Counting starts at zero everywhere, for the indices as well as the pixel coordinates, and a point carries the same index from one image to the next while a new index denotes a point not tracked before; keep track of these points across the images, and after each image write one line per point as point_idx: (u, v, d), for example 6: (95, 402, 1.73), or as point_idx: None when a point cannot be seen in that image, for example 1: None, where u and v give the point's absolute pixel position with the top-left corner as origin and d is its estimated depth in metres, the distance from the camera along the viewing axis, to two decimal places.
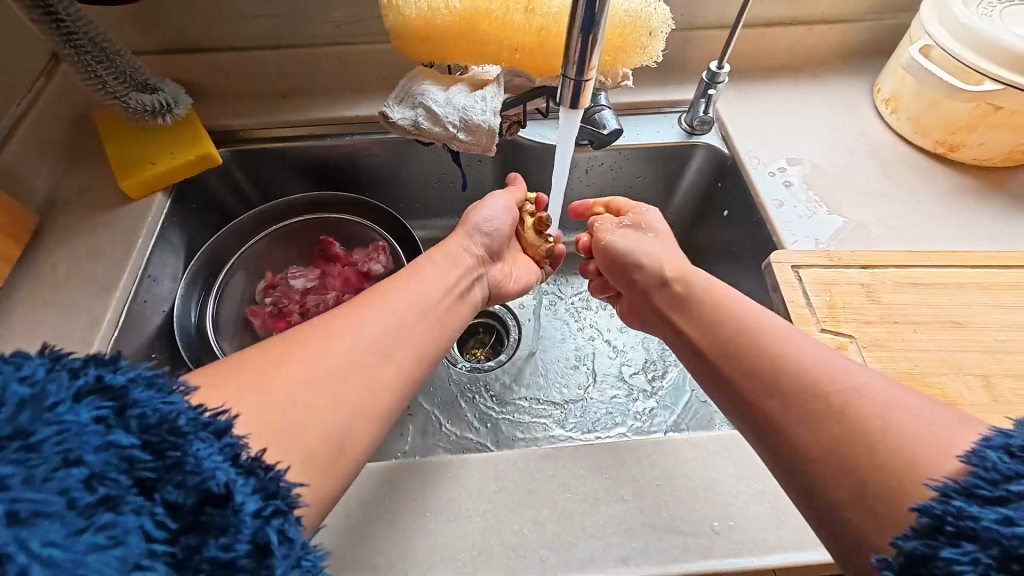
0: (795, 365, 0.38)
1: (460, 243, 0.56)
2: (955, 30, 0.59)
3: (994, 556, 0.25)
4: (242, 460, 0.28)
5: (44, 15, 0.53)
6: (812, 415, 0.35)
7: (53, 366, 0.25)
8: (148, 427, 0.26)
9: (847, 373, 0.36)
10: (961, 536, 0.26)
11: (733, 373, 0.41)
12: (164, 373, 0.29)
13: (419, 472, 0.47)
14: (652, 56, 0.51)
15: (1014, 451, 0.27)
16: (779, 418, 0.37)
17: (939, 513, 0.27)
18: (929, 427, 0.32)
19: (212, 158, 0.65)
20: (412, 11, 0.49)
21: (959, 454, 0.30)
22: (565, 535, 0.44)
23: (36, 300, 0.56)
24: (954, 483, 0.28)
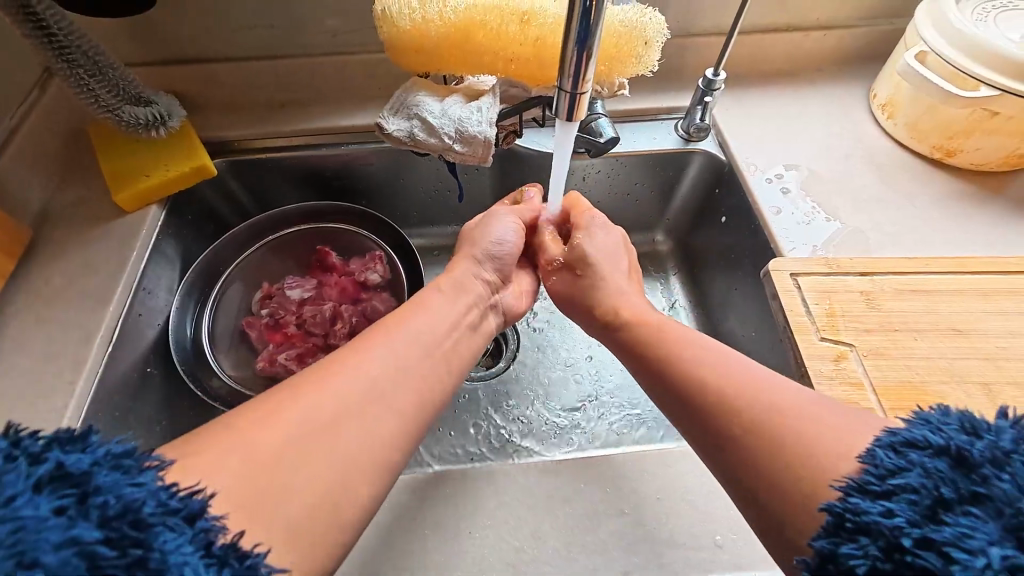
0: (715, 381, 0.40)
1: (468, 269, 0.56)
2: (950, 36, 0.59)
3: (881, 547, 0.27)
4: (215, 549, 0.27)
5: (34, 29, 0.52)
6: (731, 430, 0.37)
7: (12, 453, 0.25)
8: (108, 520, 0.24)
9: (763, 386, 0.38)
10: (857, 532, 0.28)
11: (664, 391, 0.44)
12: (133, 451, 0.27)
13: (416, 488, 0.47)
14: (648, 65, 0.50)
15: (897, 447, 0.30)
16: (704, 434, 0.39)
17: (838, 511, 0.29)
18: (834, 433, 0.34)
19: (206, 170, 0.64)
20: (406, 23, 0.49)
21: (857, 457, 0.32)
22: (566, 550, 0.43)
23: (29, 316, 0.56)
24: (851, 481, 0.30)
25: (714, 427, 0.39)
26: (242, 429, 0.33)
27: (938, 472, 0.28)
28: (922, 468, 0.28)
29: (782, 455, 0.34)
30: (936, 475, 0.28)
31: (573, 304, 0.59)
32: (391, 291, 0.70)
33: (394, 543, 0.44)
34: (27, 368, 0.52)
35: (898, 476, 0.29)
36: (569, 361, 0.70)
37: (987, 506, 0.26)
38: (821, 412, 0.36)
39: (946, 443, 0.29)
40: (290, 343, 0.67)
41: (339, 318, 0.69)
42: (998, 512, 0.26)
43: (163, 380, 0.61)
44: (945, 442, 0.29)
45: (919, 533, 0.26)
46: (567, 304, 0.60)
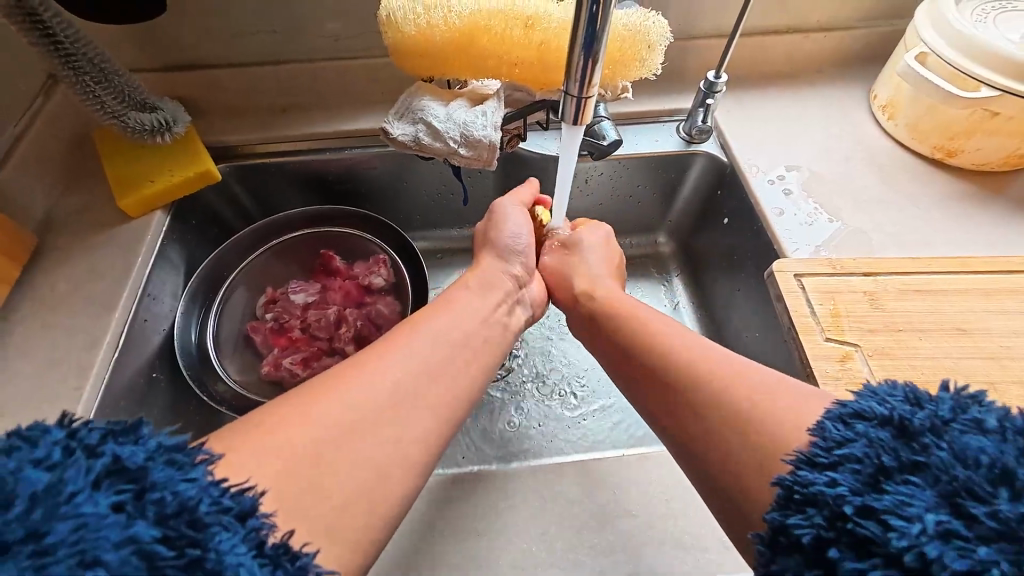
0: (680, 362, 0.41)
1: (497, 267, 0.56)
2: (950, 36, 0.59)
3: (826, 517, 0.27)
4: (266, 549, 0.27)
5: (41, 37, 0.53)
6: (692, 408, 0.38)
7: (71, 447, 0.25)
8: (165, 517, 0.24)
9: (724, 366, 0.39)
10: (805, 502, 0.28)
11: (634, 376, 0.44)
12: (186, 447, 0.28)
13: (425, 492, 0.47)
14: (652, 68, 0.51)
15: (846, 419, 0.30)
16: (666, 414, 0.40)
17: (788, 483, 0.30)
18: (789, 406, 0.34)
19: (211, 175, 0.65)
20: (411, 28, 0.49)
21: (808, 428, 0.32)
22: (574, 552, 0.44)
23: (35, 322, 0.56)
24: (801, 454, 0.30)
25: (676, 407, 0.39)
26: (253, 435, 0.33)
27: (882, 443, 0.28)
28: (867, 439, 0.29)
29: (733, 431, 0.35)
30: (880, 445, 0.28)
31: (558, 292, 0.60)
32: (395, 294, 0.70)
33: (408, 551, 0.44)
34: (34, 374, 0.53)
35: (844, 446, 0.29)
36: (572, 363, 0.71)
37: (926, 475, 0.26)
38: (780, 387, 0.36)
39: (891, 415, 0.29)
40: (295, 347, 0.67)
41: (344, 322, 0.69)
42: (937, 479, 0.26)
43: (168, 386, 0.62)
44: (889, 413, 0.29)
45: (861, 502, 0.27)
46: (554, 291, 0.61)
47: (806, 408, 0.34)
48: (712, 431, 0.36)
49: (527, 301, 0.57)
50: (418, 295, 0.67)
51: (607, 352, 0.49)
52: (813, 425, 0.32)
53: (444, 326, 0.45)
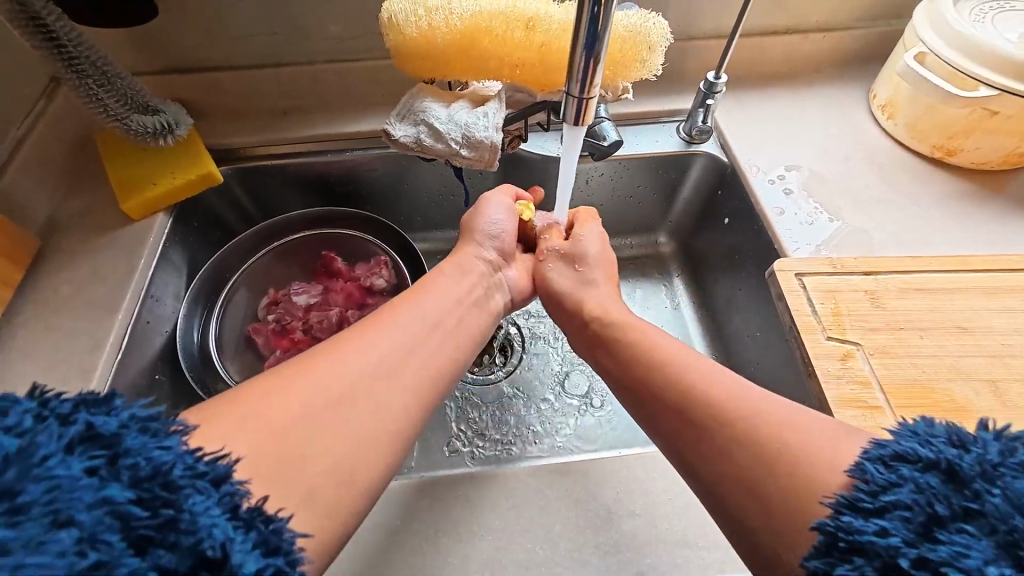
0: (708, 395, 0.39)
1: (471, 251, 0.56)
2: (948, 36, 0.60)
3: (877, 567, 0.27)
4: (241, 512, 0.27)
5: (45, 40, 0.53)
6: (722, 444, 0.37)
7: (42, 413, 0.25)
8: (140, 481, 0.25)
9: (751, 399, 0.38)
10: (850, 551, 0.29)
11: (652, 407, 0.43)
12: (160, 416, 0.28)
13: (428, 489, 0.47)
14: (652, 69, 0.51)
15: (887, 462, 0.31)
16: (693, 449, 0.38)
17: (830, 529, 0.30)
18: (822, 445, 0.34)
19: (213, 177, 0.65)
20: (412, 30, 0.49)
21: (846, 470, 0.32)
22: (578, 552, 0.44)
23: (38, 324, 0.56)
24: (843, 497, 0.30)
25: (705, 442, 0.38)
26: None
27: (930, 488, 0.28)
28: (913, 483, 0.29)
29: (768, 471, 0.34)
30: (928, 490, 0.28)
31: (558, 309, 0.58)
32: (397, 295, 0.70)
33: (396, 527, 0.45)
34: (37, 376, 0.53)
35: (890, 491, 0.29)
36: (574, 362, 0.71)
37: (980, 523, 0.26)
38: (810, 423, 0.36)
39: (937, 458, 0.29)
40: (297, 349, 0.67)
41: (346, 323, 0.69)
42: (992, 528, 0.26)
43: (170, 388, 0.62)
44: (935, 456, 0.29)
45: (915, 553, 0.27)
46: (552, 305, 0.59)
47: (840, 448, 0.34)
48: (746, 470, 0.35)
49: (505, 283, 0.57)
50: None
51: (618, 378, 0.47)
52: (852, 467, 0.32)
53: (423, 307, 0.45)
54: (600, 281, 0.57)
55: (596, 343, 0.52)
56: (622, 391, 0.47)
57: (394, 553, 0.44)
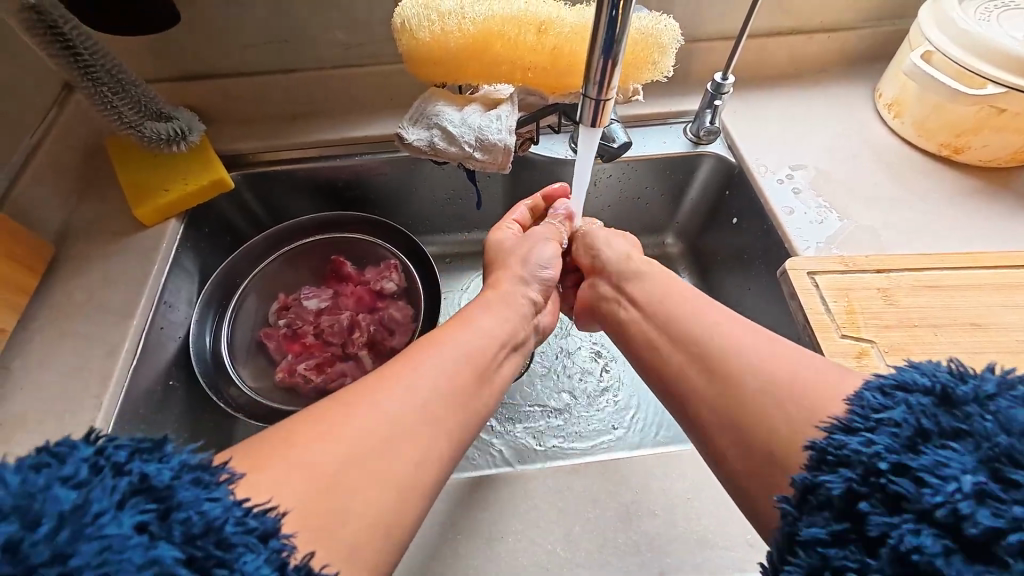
0: (712, 336, 0.41)
1: (516, 285, 0.56)
2: (954, 34, 0.60)
3: (858, 474, 0.28)
4: (288, 570, 0.27)
5: (61, 49, 0.53)
6: (723, 380, 0.38)
7: (97, 464, 0.26)
8: (192, 537, 0.25)
9: (754, 344, 0.39)
10: (837, 464, 0.29)
11: (661, 355, 0.44)
12: (208, 466, 0.28)
13: (449, 491, 0.47)
14: (663, 71, 0.51)
15: (886, 389, 0.31)
16: (697, 384, 0.40)
17: (822, 446, 0.30)
18: (822, 382, 0.35)
19: (224, 183, 0.65)
20: (425, 34, 0.49)
21: (843, 398, 0.33)
22: (599, 553, 0.44)
23: (53, 331, 0.56)
24: (837, 421, 0.31)
25: (707, 379, 0.39)
26: (297, 442, 0.33)
27: (921, 408, 0.28)
28: (906, 405, 0.29)
29: (763, 408, 0.36)
30: (919, 410, 0.28)
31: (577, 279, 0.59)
32: (408, 299, 0.70)
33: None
34: (53, 384, 0.53)
35: (882, 413, 0.29)
36: (584, 364, 0.71)
37: (967, 441, 0.26)
38: (809, 360, 0.37)
39: (933, 384, 0.29)
40: (309, 353, 0.68)
41: (357, 327, 0.69)
42: (978, 445, 0.26)
43: (184, 394, 0.62)
44: (932, 383, 0.29)
45: (896, 460, 0.27)
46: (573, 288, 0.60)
47: (836, 381, 0.34)
48: (745, 412, 0.36)
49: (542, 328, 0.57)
50: (431, 298, 0.67)
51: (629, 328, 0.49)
52: (848, 396, 0.33)
53: (475, 334, 0.46)
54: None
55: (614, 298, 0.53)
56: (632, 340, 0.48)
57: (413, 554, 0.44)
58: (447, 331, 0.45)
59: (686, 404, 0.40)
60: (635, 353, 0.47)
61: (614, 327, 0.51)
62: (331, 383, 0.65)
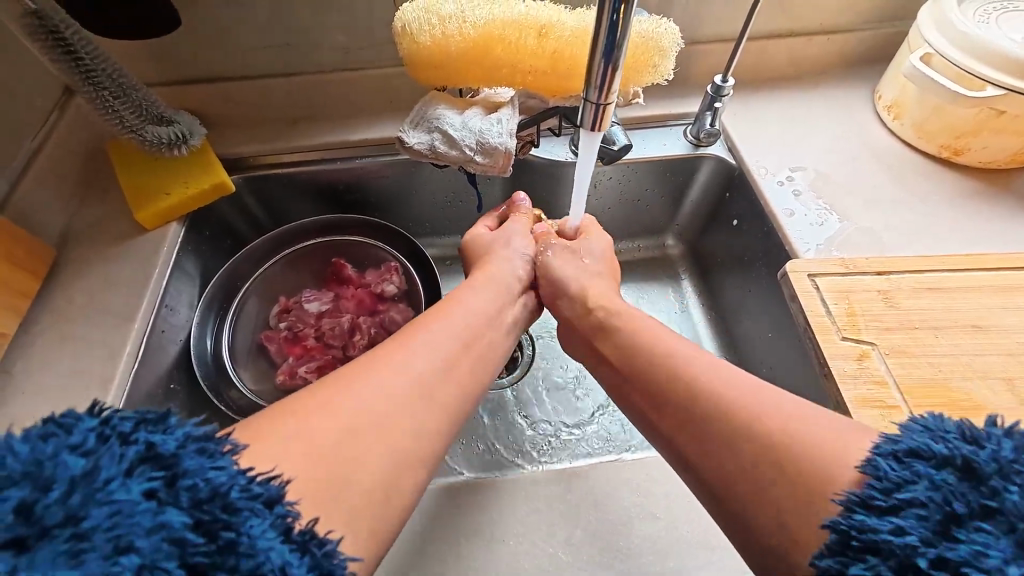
0: (713, 392, 0.39)
1: (501, 267, 0.57)
2: (953, 36, 0.60)
3: (893, 567, 0.27)
4: (294, 535, 0.27)
5: (63, 54, 0.53)
6: (728, 440, 0.37)
7: (103, 431, 0.26)
8: (199, 503, 0.25)
9: (754, 399, 0.38)
10: (865, 550, 0.28)
11: (658, 407, 0.42)
12: (213, 436, 0.28)
13: (450, 494, 0.47)
14: (663, 74, 0.52)
15: (902, 458, 0.30)
16: (701, 442, 0.38)
17: (844, 528, 0.29)
18: (830, 442, 0.34)
19: (225, 186, 0.65)
20: (425, 39, 0.50)
21: (856, 463, 0.32)
22: (601, 556, 0.44)
23: (54, 334, 0.56)
24: (856, 497, 0.30)
25: (710, 437, 0.38)
26: (293, 422, 0.33)
27: (946, 485, 0.28)
28: (928, 480, 0.29)
29: (771, 471, 0.34)
30: (944, 487, 0.28)
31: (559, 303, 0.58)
32: (409, 301, 0.70)
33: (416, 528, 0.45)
34: (54, 387, 0.53)
35: (904, 490, 0.29)
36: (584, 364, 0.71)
37: (998, 521, 0.26)
38: (809, 414, 0.36)
39: (952, 454, 0.29)
40: (310, 356, 0.68)
41: (358, 330, 0.69)
42: (1010, 526, 0.26)
43: (185, 397, 0.62)
44: (949, 453, 0.29)
45: (934, 553, 0.26)
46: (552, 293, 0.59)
47: (843, 440, 0.34)
48: (754, 476, 0.35)
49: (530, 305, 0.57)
50: (432, 301, 0.67)
51: (622, 373, 0.47)
52: (862, 462, 0.32)
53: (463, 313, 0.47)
54: (605, 273, 0.59)
55: (599, 332, 0.52)
56: (625, 383, 0.47)
57: (415, 556, 0.44)
58: (423, 318, 0.45)
59: (689, 459, 0.39)
60: (629, 402, 0.46)
61: (605, 367, 0.50)
62: None
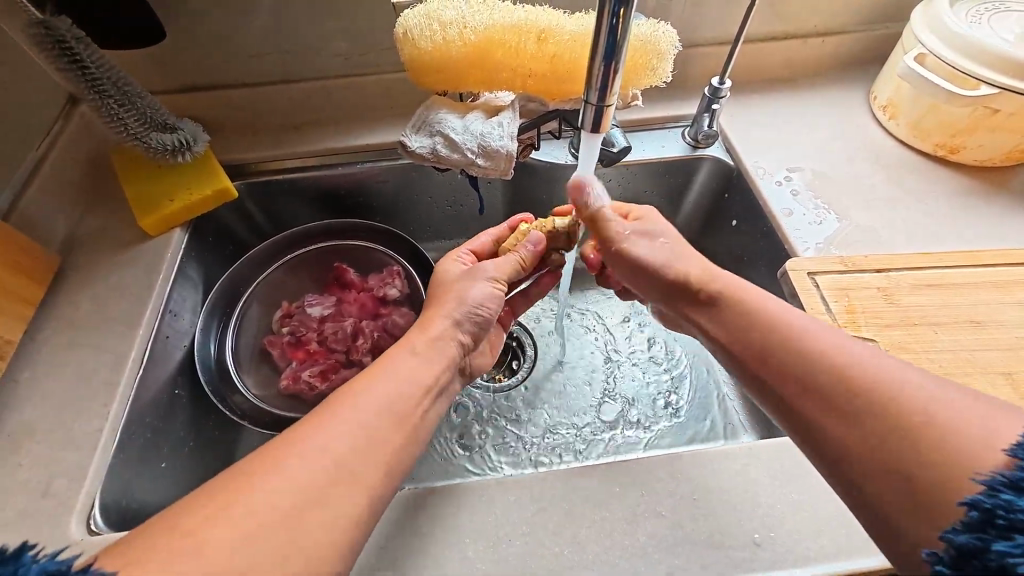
0: (837, 369, 0.37)
1: (444, 329, 0.49)
2: (946, 37, 0.61)
3: None
4: None
5: (69, 63, 0.54)
6: (853, 417, 0.35)
7: None
8: None
9: (890, 375, 0.36)
10: (1011, 529, 0.27)
11: (767, 380, 0.41)
12: None
13: (456, 497, 0.47)
14: (661, 76, 0.52)
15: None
16: (827, 426, 0.36)
17: (987, 506, 0.28)
18: (975, 423, 0.32)
19: (227, 193, 0.66)
20: (426, 44, 0.50)
21: (1000, 445, 0.30)
22: (609, 556, 0.44)
23: (61, 341, 0.56)
24: (1000, 476, 0.29)
25: (833, 413, 0.36)
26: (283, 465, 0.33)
27: None
28: None
29: (899, 452, 0.33)
30: None
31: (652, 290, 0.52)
32: (410, 304, 0.70)
33: (414, 530, 0.45)
34: (60, 394, 0.53)
35: None
36: (585, 366, 0.71)
37: None
38: (951, 396, 0.34)
39: None
40: (313, 360, 0.67)
41: (361, 333, 0.69)
42: None
43: (189, 402, 0.62)
44: None
45: None
46: (641, 282, 0.52)
47: (995, 424, 0.32)
48: (886, 452, 0.33)
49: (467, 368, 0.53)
50: None
51: (731, 356, 0.44)
52: (1011, 444, 0.30)
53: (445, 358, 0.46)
54: (690, 250, 0.52)
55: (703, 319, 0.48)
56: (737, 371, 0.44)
57: (418, 558, 0.44)
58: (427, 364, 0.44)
59: (808, 429, 0.38)
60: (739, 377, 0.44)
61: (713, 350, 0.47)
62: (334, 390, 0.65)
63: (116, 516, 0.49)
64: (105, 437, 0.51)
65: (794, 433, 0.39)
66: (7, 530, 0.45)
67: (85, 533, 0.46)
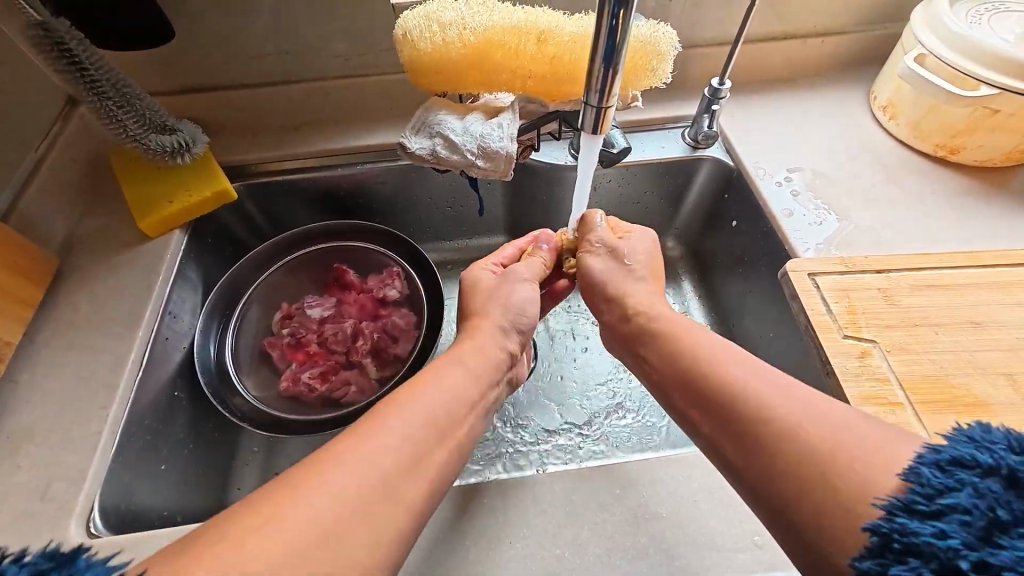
0: (745, 392, 0.38)
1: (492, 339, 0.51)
2: (946, 38, 0.61)
3: (935, 571, 0.25)
4: None
5: (68, 65, 0.54)
6: (759, 441, 0.35)
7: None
8: None
9: (796, 399, 0.36)
10: (906, 553, 0.27)
11: (687, 404, 0.42)
12: None
13: (457, 499, 0.47)
14: (661, 77, 0.52)
15: (944, 465, 0.28)
16: (735, 450, 0.37)
17: (885, 530, 0.28)
18: (873, 446, 0.31)
19: (227, 194, 0.65)
20: (426, 46, 0.50)
21: (895, 468, 0.30)
22: (609, 558, 0.44)
23: (60, 342, 0.56)
24: (895, 499, 0.28)
25: (751, 448, 0.36)
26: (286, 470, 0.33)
27: (991, 493, 0.26)
28: (971, 487, 0.27)
29: (802, 475, 0.32)
30: (989, 495, 0.26)
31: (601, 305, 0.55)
32: (410, 305, 0.70)
33: None
34: (59, 396, 0.53)
35: (947, 495, 0.27)
36: (586, 368, 0.71)
37: None
38: (863, 423, 0.33)
39: (996, 463, 0.27)
40: (313, 361, 0.67)
41: (361, 335, 0.69)
42: None
43: (189, 404, 0.62)
44: (994, 462, 0.27)
45: (977, 557, 0.25)
46: (588, 293, 0.57)
47: (894, 447, 0.31)
48: (789, 477, 0.33)
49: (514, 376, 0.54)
50: (434, 303, 0.67)
51: (660, 379, 0.45)
52: (904, 467, 0.30)
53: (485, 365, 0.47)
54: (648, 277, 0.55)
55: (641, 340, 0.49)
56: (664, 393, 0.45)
57: (420, 560, 0.44)
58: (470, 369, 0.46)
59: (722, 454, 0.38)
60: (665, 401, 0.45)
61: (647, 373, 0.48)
62: (335, 392, 0.65)
63: (115, 519, 0.49)
64: (105, 439, 0.51)
65: (723, 470, 0.39)
66: (6, 533, 0.45)
67: (85, 536, 0.46)
